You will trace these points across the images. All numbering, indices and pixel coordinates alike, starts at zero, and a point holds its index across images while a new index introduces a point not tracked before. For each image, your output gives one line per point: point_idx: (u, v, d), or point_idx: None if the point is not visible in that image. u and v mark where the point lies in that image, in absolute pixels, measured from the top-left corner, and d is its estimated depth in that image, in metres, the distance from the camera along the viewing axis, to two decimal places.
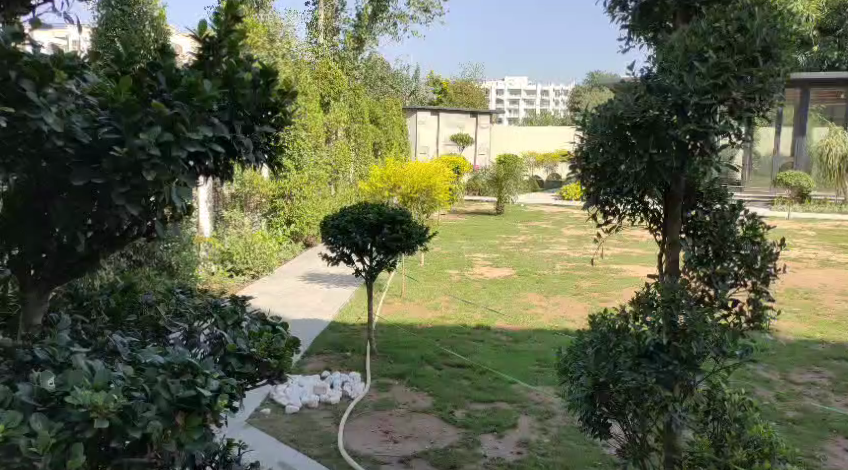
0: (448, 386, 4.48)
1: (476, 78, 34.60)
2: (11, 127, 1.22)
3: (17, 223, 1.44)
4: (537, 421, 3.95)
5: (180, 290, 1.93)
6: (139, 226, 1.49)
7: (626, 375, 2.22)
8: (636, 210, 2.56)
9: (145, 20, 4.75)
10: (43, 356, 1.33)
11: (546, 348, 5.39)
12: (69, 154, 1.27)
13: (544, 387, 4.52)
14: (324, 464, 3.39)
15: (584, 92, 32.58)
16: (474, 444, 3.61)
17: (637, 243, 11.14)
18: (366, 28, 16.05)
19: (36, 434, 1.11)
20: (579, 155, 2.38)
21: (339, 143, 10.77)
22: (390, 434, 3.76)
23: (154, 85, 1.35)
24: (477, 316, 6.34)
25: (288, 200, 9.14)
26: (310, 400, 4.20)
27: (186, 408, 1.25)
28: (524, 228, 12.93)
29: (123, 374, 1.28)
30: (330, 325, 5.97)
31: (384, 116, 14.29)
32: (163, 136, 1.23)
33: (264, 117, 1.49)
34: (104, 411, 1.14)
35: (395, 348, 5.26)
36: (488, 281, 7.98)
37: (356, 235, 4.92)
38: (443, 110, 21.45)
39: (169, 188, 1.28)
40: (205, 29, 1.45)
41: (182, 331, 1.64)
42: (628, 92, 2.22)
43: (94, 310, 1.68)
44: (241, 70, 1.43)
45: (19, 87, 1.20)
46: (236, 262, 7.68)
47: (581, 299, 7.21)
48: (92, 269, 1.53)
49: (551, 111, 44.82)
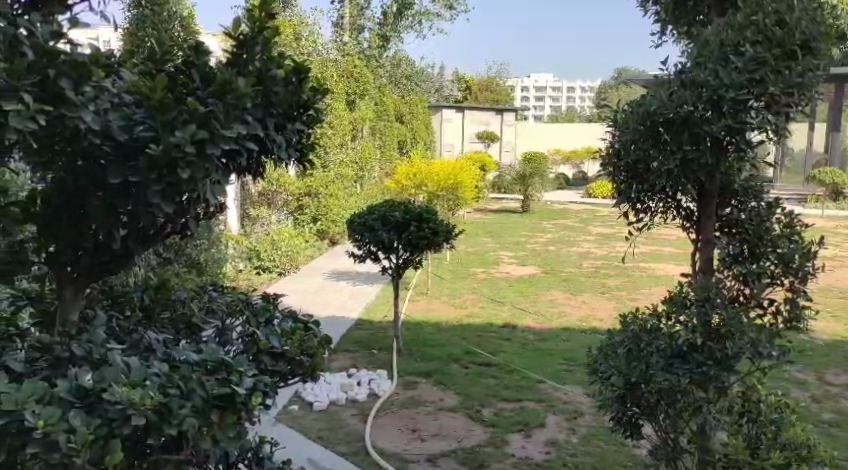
0: (475, 384, 4.46)
1: (500, 75, 34.48)
2: (49, 126, 1.23)
3: (53, 221, 1.45)
4: (566, 421, 3.92)
5: (212, 287, 1.94)
6: (173, 224, 1.50)
7: (658, 374, 2.17)
8: (669, 208, 2.49)
9: (174, 20, 4.81)
10: (80, 353, 1.34)
11: (574, 347, 5.34)
12: (105, 152, 1.28)
13: (572, 387, 4.47)
14: (352, 461, 3.40)
15: (609, 89, 32.33)
16: (502, 444, 3.59)
17: (666, 241, 11.01)
18: (391, 26, 16.09)
19: (75, 430, 1.11)
20: (611, 151, 2.38)
21: (365, 141, 10.79)
22: (417, 432, 3.75)
23: (190, 84, 1.37)
24: (504, 314, 6.31)
25: (314, 198, 9.18)
26: (337, 398, 4.21)
27: (221, 406, 1.26)
28: (550, 226, 12.86)
29: (159, 370, 1.29)
30: (357, 323, 5.98)
31: (409, 114, 14.30)
32: (198, 133, 1.23)
33: (296, 115, 1.49)
34: (141, 407, 1.15)
35: (421, 347, 5.26)
36: (515, 280, 7.94)
37: (382, 232, 4.92)
38: (468, 108, 21.40)
39: (203, 186, 1.29)
40: (239, 26, 1.45)
41: (215, 328, 1.65)
42: (661, 87, 2.18)
43: (128, 306, 1.69)
44: (274, 67, 1.42)
45: (58, 86, 1.20)
46: (263, 260, 7.74)
47: (609, 297, 7.14)
48: (126, 266, 1.55)
49: (577, 108, 44.53)
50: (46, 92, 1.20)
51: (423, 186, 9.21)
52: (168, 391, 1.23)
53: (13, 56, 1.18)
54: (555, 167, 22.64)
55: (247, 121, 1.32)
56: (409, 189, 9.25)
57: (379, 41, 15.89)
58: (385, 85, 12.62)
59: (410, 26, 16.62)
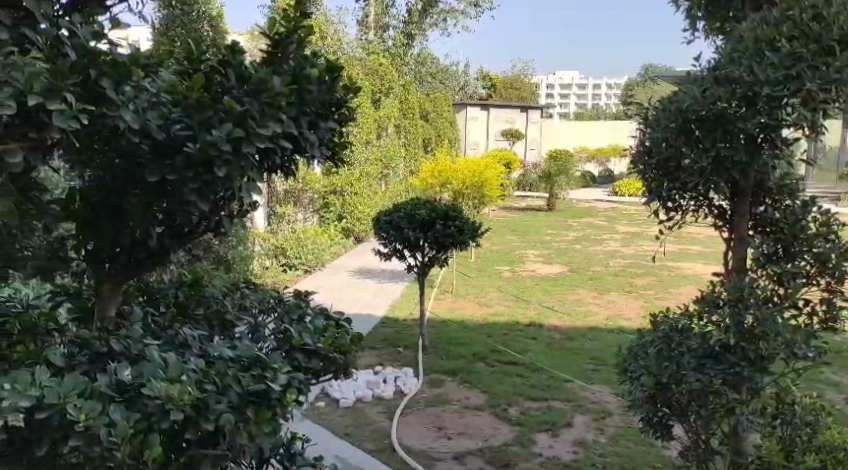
0: (501, 383, 4.45)
1: (526, 72, 34.30)
2: (90, 124, 1.26)
3: (93, 218, 1.48)
4: (594, 421, 3.89)
5: (244, 284, 1.96)
6: (208, 221, 1.51)
7: (689, 375, 2.13)
8: (701, 206, 2.46)
9: (203, 19, 4.88)
10: (119, 348, 1.37)
11: (601, 347, 5.30)
12: (144, 151, 1.30)
13: (600, 386, 4.44)
14: (378, 458, 3.42)
15: (635, 86, 31.99)
16: (529, 443, 3.58)
17: (695, 240, 10.87)
18: (416, 24, 16.11)
19: (115, 424, 1.14)
20: (641, 149, 2.35)
21: (390, 139, 10.81)
22: (443, 430, 3.76)
23: (225, 82, 1.37)
24: (530, 313, 6.29)
25: (339, 195, 9.22)
26: (364, 394, 4.24)
27: (256, 403, 1.26)
28: (576, 224, 12.78)
29: (196, 366, 1.31)
30: (383, 320, 6.01)
31: (434, 112, 14.30)
32: (234, 132, 1.24)
33: (330, 113, 1.49)
34: (179, 403, 1.17)
35: (447, 345, 5.26)
36: (541, 278, 7.91)
37: (408, 231, 4.93)
38: (492, 105, 21.31)
39: (240, 183, 1.30)
40: (274, 25, 1.46)
41: (248, 325, 1.67)
42: (694, 84, 2.15)
43: (163, 302, 1.71)
44: (309, 66, 1.43)
45: (99, 85, 1.22)
46: (289, 257, 7.81)
47: (637, 297, 7.07)
48: (162, 263, 1.56)
49: (603, 106, 44.13)
50: (88, 92, 1.22)
51: (448, 184, 9.22)
52: (205, 386, 1.24)
53: (56, 56, 1.20)
54: (581, 164, 22.48)
55: (282, 119, 1.32)
56: (434, 187, 9.26)
57: (404, 39, 15.94)
58: (410, 83, 12.64)
59: (435, 24, 16.66)
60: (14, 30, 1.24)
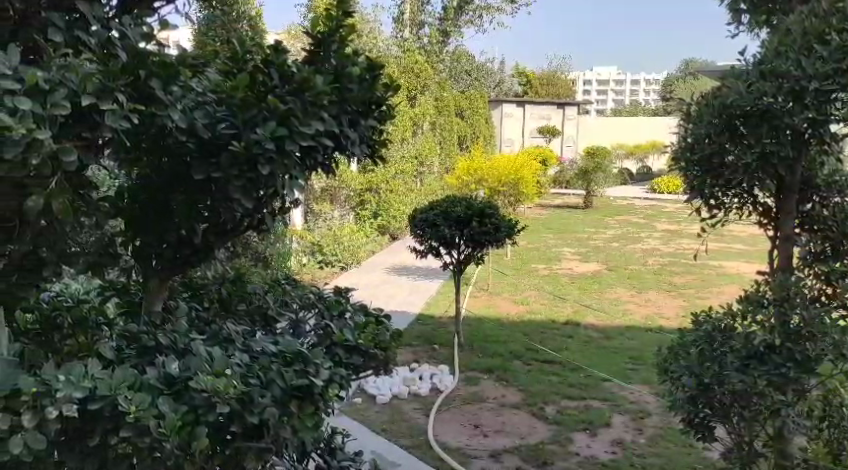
0: (538, 382, 4.42)
1: (561, 68, 33.99)
2: (140, 125, 1.28)
3: (142, 216, 1.54)
4: (633, 421, 3.85)
5: (285, 281, 1.98)
6: (250, 219, 1.54)
7: (732, 375, 2.08)
8: (744, 202, 2.39)
9: (242, 20, 4.96)
10: (166, 342, 1.41)
11: (640, 346, 5.22)
12: (190, 150, 1.34)
13: (638, 386, 4.38)
14: (415, 454, 3.44)
15: (674, 82, 31.48)
16: (566, 442, 3.55)
17: (736, 238, 10.64)
18: (451, 21, 16.09)
19: (164, 416, 1.17)
20: (682, 146, 2.30)
21: (425, 137, 10.83)
22: (480, 428, 3.76)
23: (268, 81, 1.38)
24: (567, 311, 6.24)
25: (375, 194, 9.24)
26: (400, 391, 4.27)
27: (300, 396, 1.28)
28: (614, 222, 12.62)
29: (240, 361, 1.34)
30: (418, 317, 6.03)
31: (469, 109, 14.26)
32: (277, 130, 1.26)
33: (369, 111, 1.50)
34: (225, 396, 1.21)
35: (484, 343, 5.25)
36: (578, 276, 7.83)
37: (444, 228, 4.92)
38: (528, 102, 21.05)
39: (283, 180, 1.32)
40: (316, 25, 1.48)
41: (289, 320, 1.70)
42: (739, 78, 2.11)
43: (206, 298, 1.75)
44: (350, 64, 1.43)
45: (149, 85, 1.23)
46: (326, 254, 7.88)
47: (677, 295, 6.96)
48: (206, 260, 1.60)
49: (640, 101, 43.46)
50: (139, 92, 1.23)
51: (483, 181, 9.19)
52: (249, 380, 1.27)
53: (108, 58, 1.23)
54: (618, 161, 22.19)
55: (324, 118, 1.32)
56: (469, 184, 9.25)
57: (439, 35, 15.95)
58: (445, 81, 12.64)
59: (471, 21, 16.66)
60: (68, 32, 1.27)
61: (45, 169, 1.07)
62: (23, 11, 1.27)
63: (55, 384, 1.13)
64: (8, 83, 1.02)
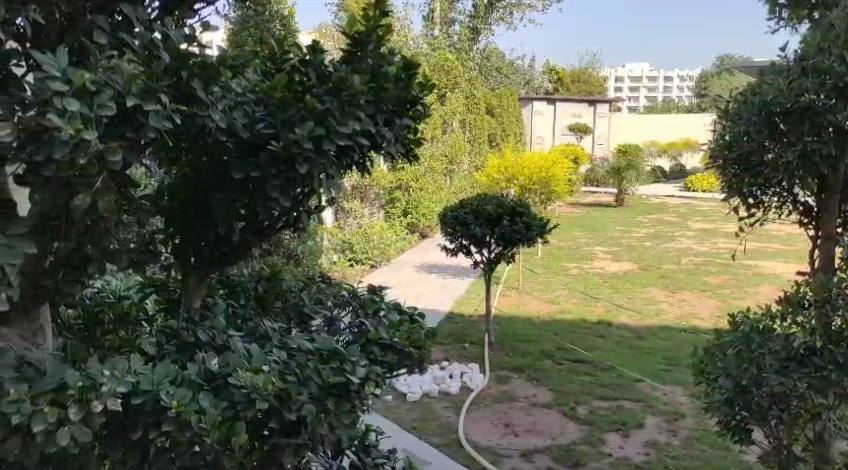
0: (569, 381, 4.40)
1: (594, 64, 33.60)
2: (182, 125, 1.30)
3: (182, 214, 1.57)
4: (666, 422, 3.80)
5: (320, 278, 2.00)
6: (287, 217, 1.55)
7: (771, 377, 2.03)
8: (785, 201, 2.33)
9: (275, 19, 5.04)
10: (206, 339, 1.43)
11: (674, 347, 5.15)
12: (230, 149, 1.36)
13: (672, 387, 4.33)
14: (446, 453, 3.44)
15: (708, 79, 30.92)
16: (598, 443, 3.52)
17: (773, 238, 10.43)
18: (482, 18, 16.05)
19: (205, 411, 1.19)
20: (721, 144, 2.25)
21: (455, 135, 10.83)
22: (511, 427, 3.75)
23: (306, 81, 1.40)
24: (598, 310, 6.18)
25: (405, 192, 9.26)
26: (430, 390, 4.29)
27: (336, 394, 1.29)
28: (647, 221, 12.45)
29: (278, 358, 1.36)
30: (448, 316, 6.03)
31: (500, 107, 14.20)
32: (315, 130, 1.26)
33: (405, 110, 1.50)
34: (264, 392, 1.22)
35: (514, 341, 5.23)
36: (610, 275, 7.75)
37: (474, 226, 4.91)
38: (559, 99, 20.86)
39: (320, 179, 1.33)
40: (353, 24, 1.48)
41: (324, 318, 1.71)
42: (780, 75, 2.07)
43: (243, 294, 1.77)
44: (386, 63, 1.44)
45: (191, 86, 1.25)
46: (356, 252, 7.93)
47: (711, 296, 6.85)
48: (243, 257, 1.64)
49: (673, 97, 42.78)
50: (181, 92, 1.25)
51: (514, 180, 9.15)
52: (287, 377, 1.29)
53: (151, 59, 1.25)
54: (651, 159, 21.90)
55: (361, 117, 1.33)
56: (500, 182, 9.21)
57: (469, 33, 15.93)
58: (476, 79, 12.62)
59: (502, 18, 16.61)
60: (112, 33, 1.28)
61: (92, 169, 1.09)
62: (69, 14, 1.30)
63: (99, 378, 1.16)
64: (57, 84, 1.05)
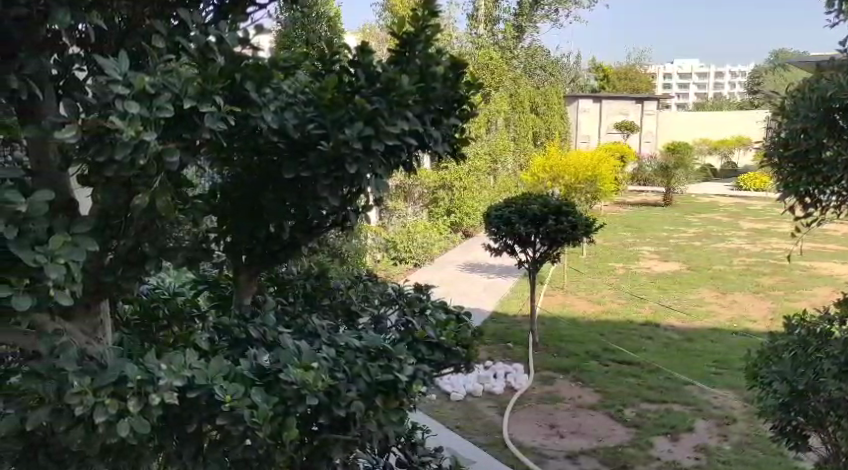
0: (615, 383, 4.34)
1: (642, 61, 32.97)
2: (234, 127, 1.33)
3: (234, 213, 1.60)
4: (717, 426, 3.71)
5: (367, 276, 2.02)
6: (336, 216, 1.58)
7: (829, 383, 1.92)
8: (844, 201, 2.16)
9: (322, 20, 5.32)
10: (257, 335, 1.46)
11: (725, 349, 5.03)
12: (282, 149, 1.38)
13: (723, 391, 4.22)
14: (490, 453, 3.44)
15: (762, 74, 30.05)
16: (646, 446, 3.46)
17: (831, 238, 10.07)
18: (526, 16, 15.99)
19: (257, 406, 1.20)
20: (777, 142, 2.20)
21: (499, 133, 10.82)
22: (555, 428, 3.72)
23: (355, 82, 1.41)
24: (646, 311, 6.07)
25: (448, 191, 9.27)
26: (474, 389, 4.28)
27: (384, 391, 1.30)
28: (696, 220, 12.17)
29: (326, 354, 1.37)
30: (492, 316, 6.01)
31: (545, 105, 14.10)
32: (364, 130, 1.27)
33: (452, 110, 1.51)
34: (314, 389, 1.24)
35: (559, 342, 5.19)
36: (657, 276, 7.60)
37: (519, 226, 4.88)
38: (605, 96, 20.56)
39: (368, 179, 1.35)
40: (403, 25, 1.48)
41: (371, 316, 1.73)
42: (839, 71, 2.00)
43: (292, 292, 1.80)
44: (434, 64, 1.44)
45: (243, 89, 1.27)
46: (399, 251, 7.98)
47: (764, 297, 6.65)
48: (293, 256, 1.67)
49: (724, 94, 41.63)
50: (234, 95, 1.27)
51: (559, 179, 9.06)
52: (336, 374, 1.30)
53: (206, 63, 1.27)
54: (702, 157, 21.39)
55: (408, 117, 1.33)
56: (545, 181, 9.13)
57: (514, 31, 15.87)
58: (521, 77, 12.56)
59: (547, 15, 16.79)
60: (169, 37, 1.32)
61: (151, 169, 1.13)
62: (130, 20, 1.35)
63: (158, 372, 1.19)
64: (119, 87, 1.09)
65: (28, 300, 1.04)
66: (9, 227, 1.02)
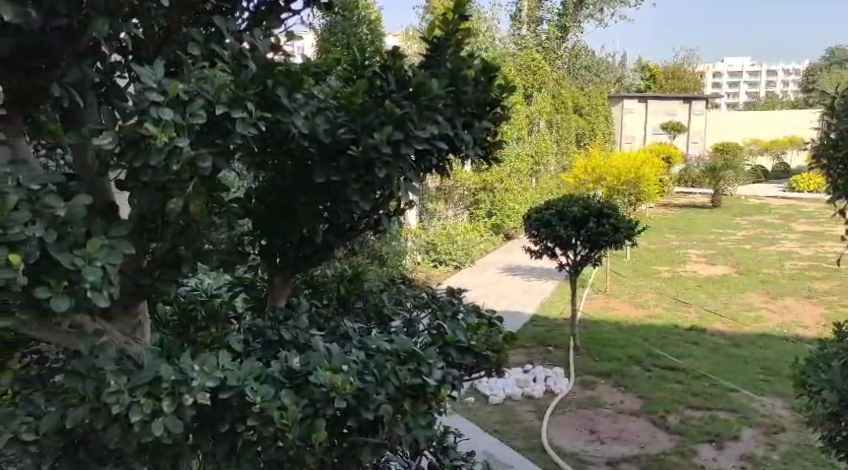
0: (659, 389, 4.24)
1: (690, 60, 32.23)
2: (266, 131, 1.34)
3: (268, 216, 1.63)
4: (765, 435, 3.59)
5: (401, 279, 2.03)
6: (367, 219, 1.59)
7: None
8: None
9: (363, 24, 5.37)
10: (289, 337, 1.48)
11: (775, 355, 4.87)
12: (313, 154, 1.39)
13: (772, 399, 4.08)
14: (529, 457, 3.41)
15: (817, 72, 28.99)
16: (690, 454, 3.38)
17: None
18: (570, 16, 15.79)
19: (286, 408, 1.22)
20: (828, 142, 2.11)
21: (541, 135, 10.73)
22: (596, 434, 3.66)
23: (386, 86, 1.42)
24: (692, 316, 5.93)
25: (489, 193, 9.23)
26: (513, 392, 4.25)
27: (413, 395, 1.31)
28: (747, 222, 11.83)
29: (356, 357, 1.37)
30: (533, 319, 5.96)
31: (588, 106, 13.91)
32: (393, 134, 1.27)
33: (484, 113, 1.50)
34: (343, 393, 1.24)
35: (601, 346, 5.11)
36: (705, 280, 7.41)
37: (560, 228, 4.83)
38: (652, 96, 20.09)
39: (398, 183, 1.36)
40: (432, 29, 1.49)
41: (404, 319, 1.73)
42: None
43: (327, 294, 1.82)
44: (465, 68, 1.43)
45: (275, 94, 1.28)
46: (440, 253, 7.98)
47: (817, 303, 6.42)
48: (326, 258, 1.69)
49: (778, 92, 40.33)
50: (265, 100, 1.28)
51: (601, 180, 8.90)
52: (365, 377, 1.30)
53: (239, 69, 1.29)
54: (753, 157, 20.77)
55: (438, 121, 1.33)
56: (587, 182, 9.00)
57: (559, 31, 15.67)
58: (564, 78, 12.43)
59: (592, 14, 16.77)
60: (205, 45, 1.35)
61: (184, 174, 1.15)
62: (168, 27, 1.38)
63: (191, 373, 1.21)
64: (153, 94, 1.12)
65: (67, 301, 1.07)
66: (49, 231, 1.05)
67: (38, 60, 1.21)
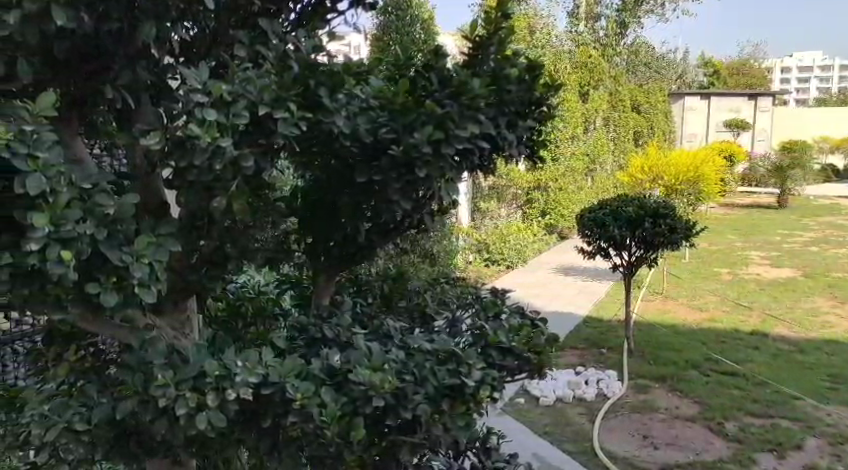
0: (716, 395, 4.09)
1: (756, 55, 30.96)
2: (308, 131, 1.34)
3: (313, 214, 1.65)
4: (830, 445, 3.43)
5: (445, 278, 2.02)
6: (409, 219, 1.59)
7: None
8: None
9: (416, 23, 5.35)
10: (331, 335, 1.50)
11: (842, 362, 4.64)
12: (355, 154, 1.40)
13: (838, 408, 3.90)
14: (578, 461, 3.35)
15: None
16: (748, 463, 3.25)
17: None
18: (630, 11, 15.36)
19: (326, 405, 1.23)
20: None
21: (598, 133, 10.54)
22: (650, 439, 3.56)
23: (429, 85, 1.41)
24: (753, 320, 5.71)
25: (543, 192, 9.16)
26: (564, 395, 4.18)
27: (451, 395, 1.31)
28: (816, 223, 11.31)
29: (396, 356, 1.37)
30: (585, 320, 5.86)
31: (647, 104, 13.57)
32: (434, 134, 1.26)
33: (528, 111, 1.48)
34: (381, 391, 1.24)
35: (656, 349, 4.98)
36: (768, 283, 7.12)
37: (614, 228, 4.71)
38: (715, 93, 19.33)
39: (438, 183, 1.35)
40: (475, 28, 1.48)
41: (446, 319, 1.72)
42: None
43: (371, 294, 1.84)
44: (508, 67, 1.41)
45: (317, 95, 1.29)
46: (492, 253, 7.91)
47: None
48: (369, 257, 1.70)
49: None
50: (308, 100, 1.29)
51: (659, 180, 8.68)
52: (404, 376, 1.30)
53: (283, 70, 1.31)
54: (823, 156, 19.85)
55: (480, 120, 1.32)
56: (644, 182, 8.79)
57: (618, 28, 15.28)
58: (622, 75, 12.15)
59: (652, 10, 16.35)
60: (251, 46, 1.38)
61: (227, 173, 1.18)
62: (216, 28, 1.41)
63: (234, 369, 1.24)
64: (199, 96, 1.16)
65: (116, 296, 1.12)
66: (100, 228, 1.08)
67: (94, 63, 1.27)
